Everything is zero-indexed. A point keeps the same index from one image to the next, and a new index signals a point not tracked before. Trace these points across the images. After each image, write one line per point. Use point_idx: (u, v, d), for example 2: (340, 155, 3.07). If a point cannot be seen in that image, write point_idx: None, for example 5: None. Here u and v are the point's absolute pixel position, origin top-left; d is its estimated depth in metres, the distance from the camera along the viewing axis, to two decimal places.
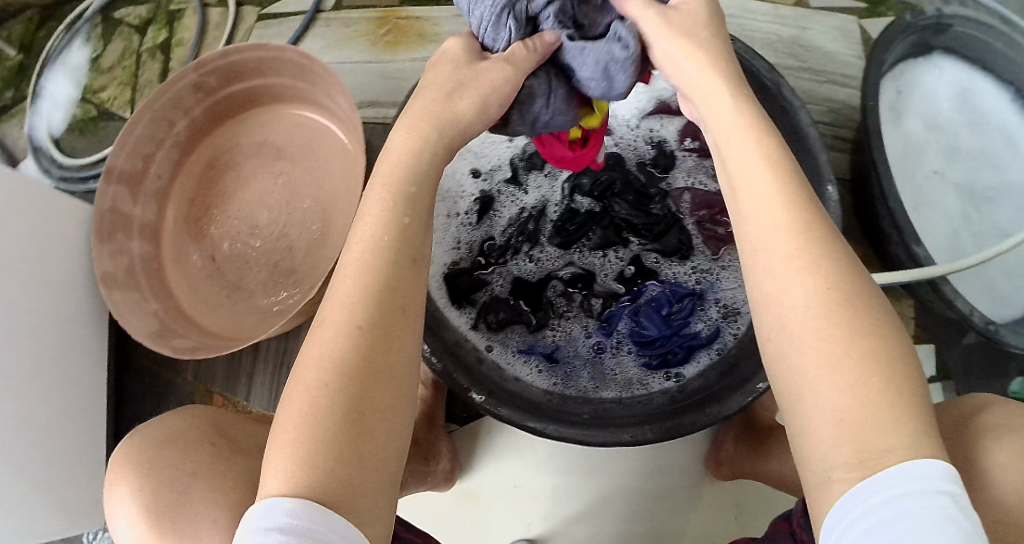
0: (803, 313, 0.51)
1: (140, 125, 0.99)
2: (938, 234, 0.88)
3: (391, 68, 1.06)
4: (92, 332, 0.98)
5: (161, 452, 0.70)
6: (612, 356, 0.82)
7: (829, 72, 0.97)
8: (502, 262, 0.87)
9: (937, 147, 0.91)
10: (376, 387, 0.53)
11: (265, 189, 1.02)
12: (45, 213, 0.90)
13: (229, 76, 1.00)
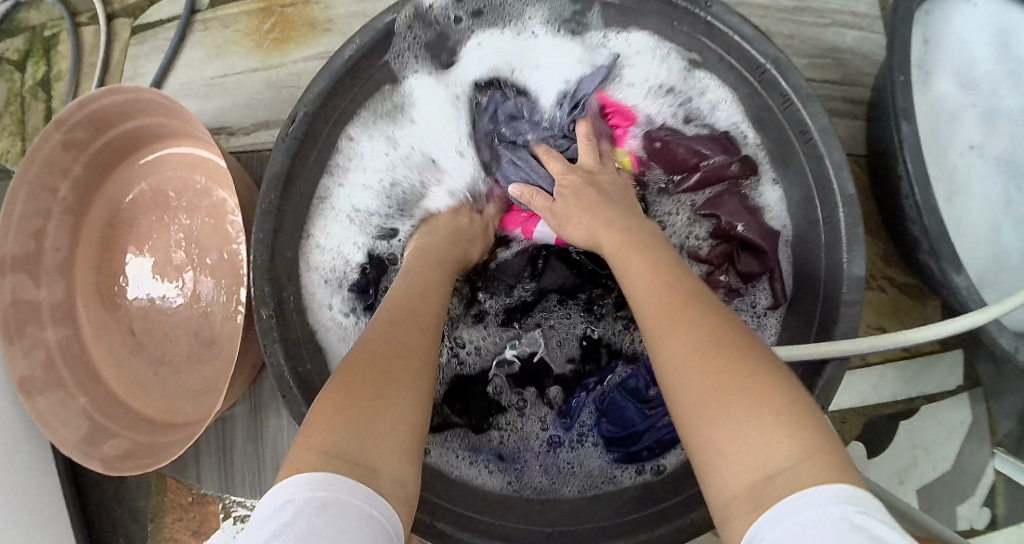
0: (707, 376, 0.47)
1: (20, 203, 0.83)
2: (977, 230, 0.67)
3: (279, 74, 0.86)
4: (27, 437, 0.89)
5: None
6: (570, 449, 0.68)
7: (832, 9, 0.71)
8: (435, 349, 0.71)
9: (975, 113, 0.68)
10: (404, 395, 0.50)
11: (168, 243, 0.88)
12: None
13: (98, 124, 0.84)
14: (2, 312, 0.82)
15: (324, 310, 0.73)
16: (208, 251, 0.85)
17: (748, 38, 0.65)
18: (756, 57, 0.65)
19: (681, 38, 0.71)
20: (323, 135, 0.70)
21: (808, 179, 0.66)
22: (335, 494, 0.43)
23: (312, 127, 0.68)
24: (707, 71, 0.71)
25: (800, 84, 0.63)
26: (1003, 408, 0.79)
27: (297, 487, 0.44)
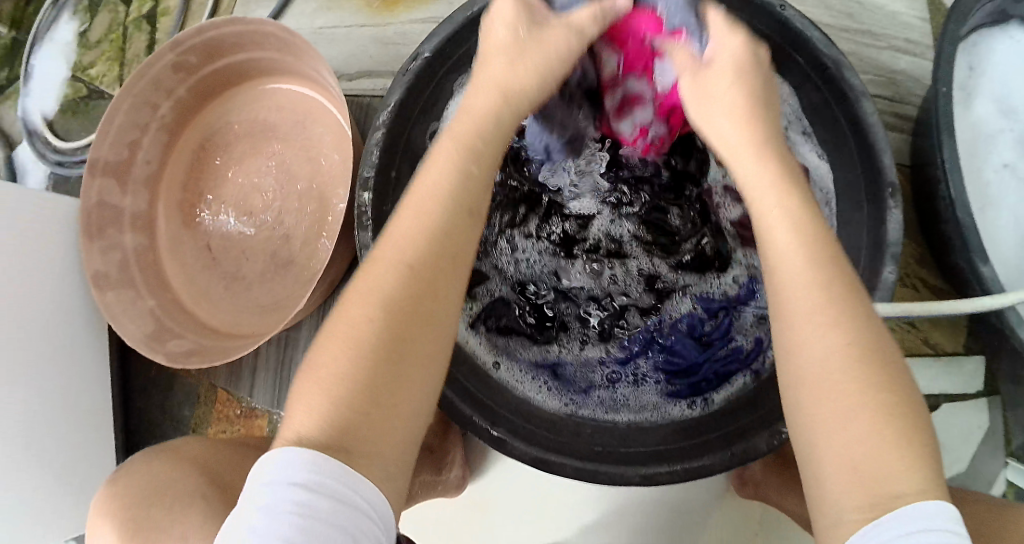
0: (825, 360, 0.46)
1: (122, 113, 0.89)
2: (1005, 239, 0.76)
3: (387, 31, 0.94)
4: (89, 333, 0.93)
5: (147, 502, 0.60)
6: (629, 383, 0.75)
7: (890, 37, 0.82)
8: (506, 260, 0.79)
9: (1010, 136, 0.78)
10: (395, 378, 0.49)
11: (257, 170, 0.95)
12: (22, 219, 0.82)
13: (212, 53, 0.90)
14: (87, 210, 0.88)
15: None
16: (298, 179, 0.92)
17: (815, 39, 0.69)
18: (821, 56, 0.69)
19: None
20: (437, 76, 0.77)
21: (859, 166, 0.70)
22: (331, 482, 0.46)
23: (426, 67, 0.75)
24: None
25: (859, 87, 0.68)
26: (1019, 420, 0.85)
27: (286, 469, 0.47)
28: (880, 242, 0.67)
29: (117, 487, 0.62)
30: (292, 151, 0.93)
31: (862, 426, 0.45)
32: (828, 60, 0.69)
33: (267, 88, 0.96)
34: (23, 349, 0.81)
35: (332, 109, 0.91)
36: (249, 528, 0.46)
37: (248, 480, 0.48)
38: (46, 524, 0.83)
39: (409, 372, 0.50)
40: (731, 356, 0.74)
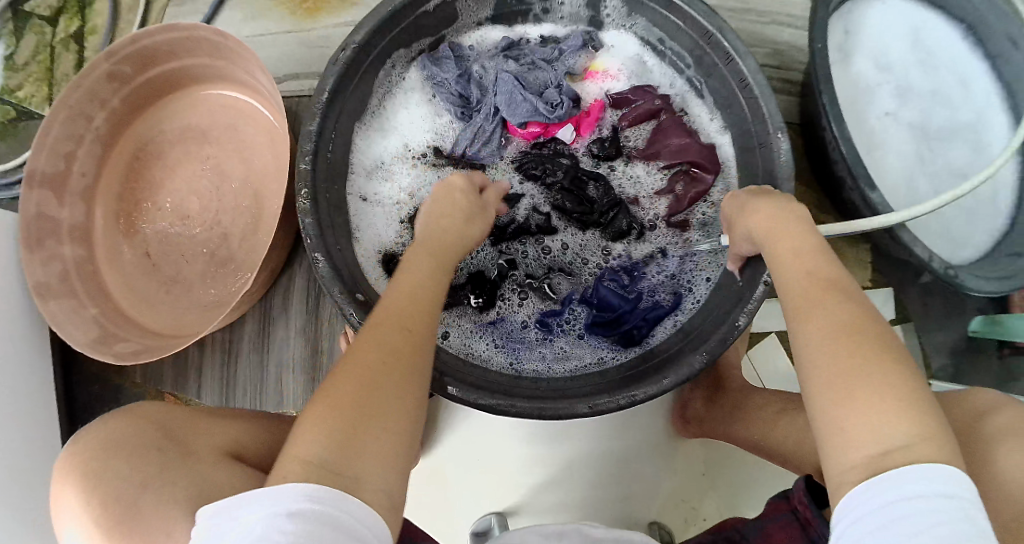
0: (830, 341, 0.53)
1: (57, 125, 0.89)
2: (893, 176, 0.86)
3: (312, 35, 1.00)
4: (27, 346, 0.92)
5: (108, 463, 0.60)
6: (564, 338, 0.80)
7: (772, 13, 0.91)
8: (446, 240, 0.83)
9: (888, 88, 0.88)
10: (383, 410, 0.55)
11: (192, 176, 0.97)
12: None
13: (145, 61, 0.92)
14: (26, 220, 0.87)
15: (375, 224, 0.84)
16: (234, 179, 0.95)
17: (699, 13, 0.76)
18: (705, 25, 0.76)
19: (646, 11, 0.83)
20: (363, 78, 0.81)
21: (746, 117, 0.77)
22: (327, 508, 0.50)
23: (353, 60, 0.78)
24: (668, 38, 0.84)
25: (737, 46, 0.75)
26: (934, 342, 0.94)
27: (278, 503, 0.50)
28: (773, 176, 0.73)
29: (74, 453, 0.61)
30: (227, 153, 0.96)
31: (851, 393, 0.51)
32: (710, 28, 0.76)
33: (203, 94, 0.99)
34: None
35: (263, 110, 0.95)
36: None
37: (236, 524, 0.50)
38: None
39: (393, 405, 0.55)
40: (653, 307, 0.80)
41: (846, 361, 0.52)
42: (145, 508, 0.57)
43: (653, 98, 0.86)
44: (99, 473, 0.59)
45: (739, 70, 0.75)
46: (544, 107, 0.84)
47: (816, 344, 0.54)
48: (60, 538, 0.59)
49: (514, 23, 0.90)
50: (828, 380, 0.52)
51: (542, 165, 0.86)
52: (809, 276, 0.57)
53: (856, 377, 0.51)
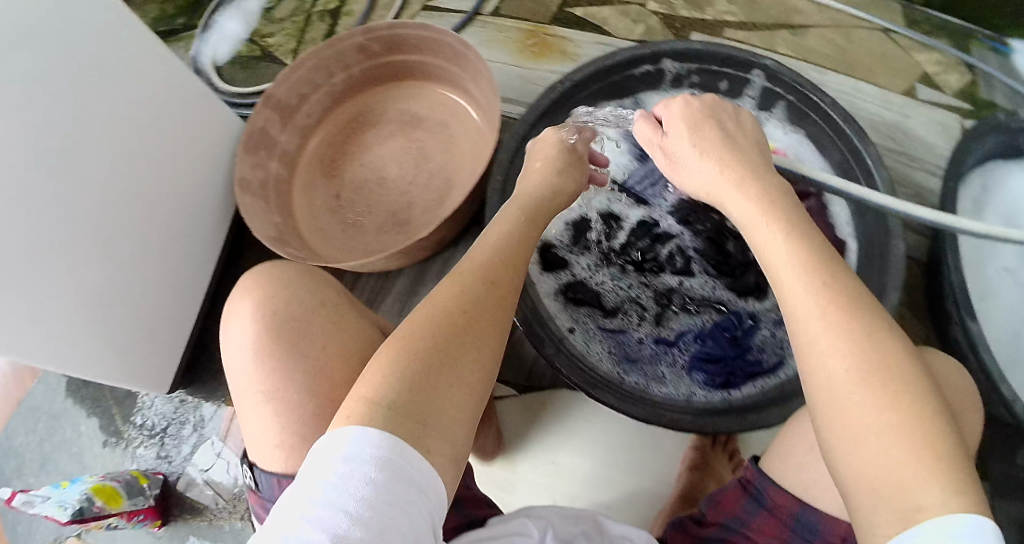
0: (850, 389, 0.51)
1: (304, 69, 1.07)
2: (1003, 327, 0.94)
3: (533, 74, 1.16)
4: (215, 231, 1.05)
5: (291, 304, 0.73)
6: (669, 365, 0.86)
7: (924, 161, 1.08)
8: (588, 249, 0.92)
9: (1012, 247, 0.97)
10: (458, 358, 0.57)
11: (398, 150, 1.12)
12: (201, 118, 0.97)
13: (395, 47, 1.10)
14: (251, 131, 1.04)
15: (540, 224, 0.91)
16: (433, 163, 1.10)
17: (852, 131, 0.90)
18: (853, 141, 0.90)
19: (810, 122, 0.95)
20: (576, 101, 0.93)
21: (876, 225, 0.89)
22: (404, 464, 0.51)
23: (567, 92, 0.92)
24: (812, 146, 0.97)
25: (876, 159, 0.87)
26: None
27: (357, 444, 0.51)
28: (882, 286, 0.84)
29: (268, 293, 0.73)
30: (433, 139, 1.12)
31: (882, 442, 0.49)
32: (858, 145, 0.89)
33: (428, 88, 1.15)
34: (166, 216, 0.93)
35: (475, 115, 1.10)
36: (308, 511, 0.48)
37: (313, 461, 0.51)
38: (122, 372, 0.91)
39: (467, 357, 0.57)
40: (756, 362, 0.85)
41: (880, 409, 0.50)
42: (305, 354, 0.71)
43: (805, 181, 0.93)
44: (286, 315, 0.72)
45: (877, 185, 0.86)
46: None
47: (847, 390, 0.51)
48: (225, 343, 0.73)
49: (710, 93, 1.00)
50: (859, 427, 0.50)
51: (693, 211, 0.91)
52: (826, 302, 0.54)
53: (888, 426, 0.49)
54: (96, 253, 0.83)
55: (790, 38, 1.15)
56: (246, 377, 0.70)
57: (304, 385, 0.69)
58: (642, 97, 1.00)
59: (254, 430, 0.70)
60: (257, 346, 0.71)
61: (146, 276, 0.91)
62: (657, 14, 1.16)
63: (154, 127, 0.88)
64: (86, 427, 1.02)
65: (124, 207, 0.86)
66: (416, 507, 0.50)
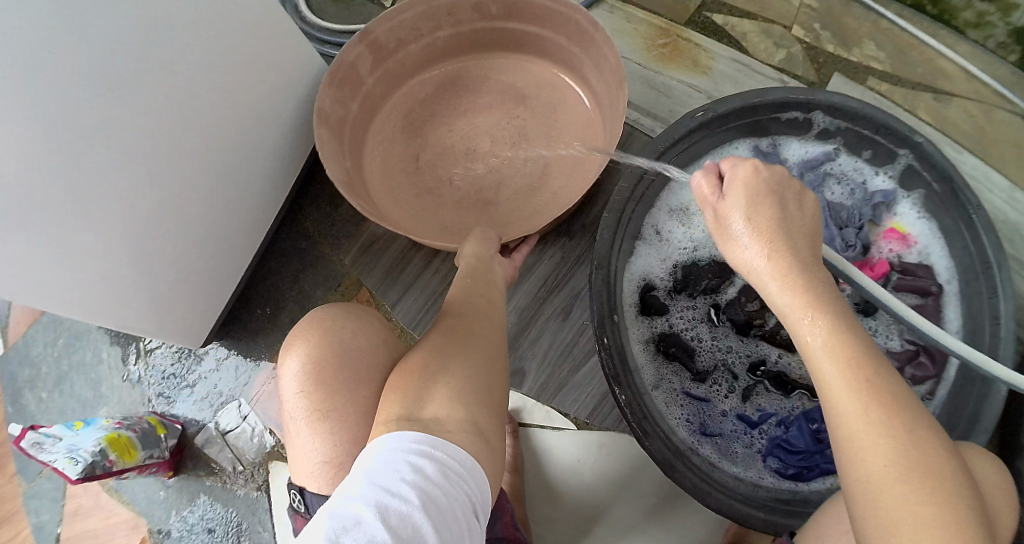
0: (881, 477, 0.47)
1: (407, 18, 0.96)
2: None
3: (656, 78, 1.07)
4: (278, 175, 0.97)
5: (338, 363, 0.68)
6: (743, 445, 0.80)
7: None
8: (692, 298, 0.82)
9: None
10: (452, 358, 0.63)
11: (493, 124, 1.02)
12: (279, 55, 0.88)
13: (513, 11, 0.98)
14: (339, 63, 0.93)
15: (645, 264, 0.82)
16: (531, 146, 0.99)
17: (988, 242, 0.81)
18: (989, 253, 0.81)
19: (947, 214, 0.86)
20: (710, 132, 0.84)
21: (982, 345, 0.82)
22: (445, 455, 0.56)
23: (709, 121, 0.82)
24: (942, 240, 0.88)
25: (1006, 284, 0.80)
26: None
27: (397, 441, 0.56)
28: (976, 417, 0.80)
29: (321, 316, 0.71)
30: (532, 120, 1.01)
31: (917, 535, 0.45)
32: (991, 259, 0.81)
33: (538, 63, 1.04)
34: (220, 155, 0.85)
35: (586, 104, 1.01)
36: (354, 495, 0.51)
37: (354, 467, 0.55)
38: (148, 308, 0.86)
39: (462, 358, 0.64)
40: None
41: (910, 497, 0.46)
42: (359, 385, 0.68)
43: (929, 282, 0.87)
44: (337, 344, 0.69)
45: (999, 309, 0.80)
46: (849, 240, 0.86)
47: (877, 475, 0.47)
48: (280, 386, 0.70)
49: (851, 153, 0.91)
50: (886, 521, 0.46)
51: None
52: (866, 395, 0.49)
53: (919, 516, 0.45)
54: (159, 206, 0.80)
55: (931, 103, 1.06)
56: (295, 402, 0.68)
57: (356, 419, 0.66)
58: (780, 140, 0.91)
59: (301, 455, 0.67)
60: (300, 400, 0.68)
61: (202, 232, 0.88)
62: (801, 42, 1.07)
63: (239, 79, 0.83)
64: (108, 355, 1.06)
65: (195, 163, 0.82)
66: (458, 492, 0.54)
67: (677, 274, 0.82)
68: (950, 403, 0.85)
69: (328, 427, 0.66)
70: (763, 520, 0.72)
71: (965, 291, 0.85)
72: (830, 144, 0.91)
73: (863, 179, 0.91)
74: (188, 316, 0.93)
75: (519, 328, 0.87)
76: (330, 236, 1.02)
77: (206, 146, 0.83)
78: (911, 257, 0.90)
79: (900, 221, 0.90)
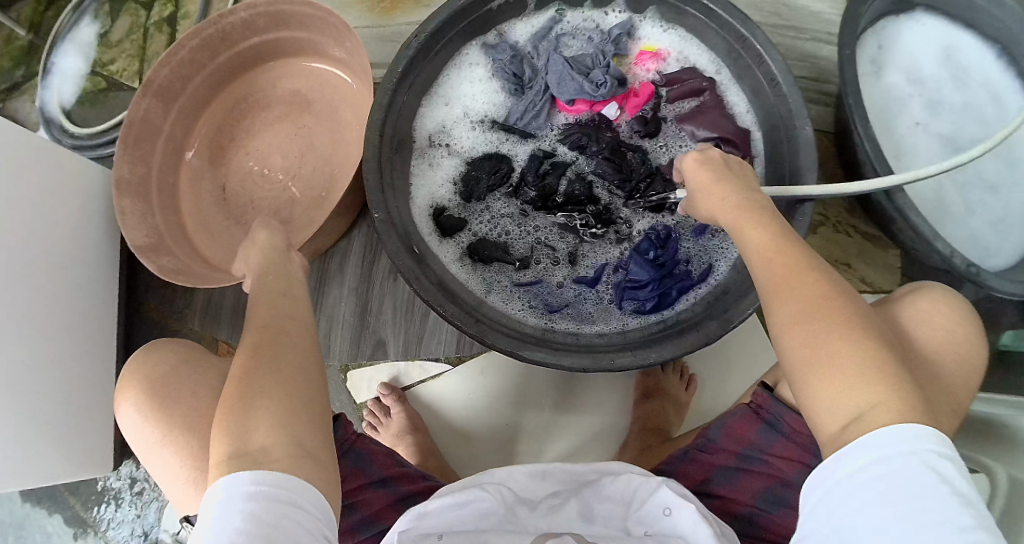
0: (801, 330, 0.58)
1: (169, 68, 0.97)
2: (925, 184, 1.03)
3: (388, 32, 1.06)
4: (98, 287, 0.99)
5: (166, 390, 0.73)
6: (594, 303, 0.82)
7: (813, 31, 1.07)
8: (484, 201, 0.84)
9: (918, 100, 1.07)
10: (270, 375, 0.61)
11: (282, 142, 1.03)
12: (46, 179, 0.88)
13: (284, 36, 1.01)
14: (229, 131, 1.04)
15: (428, 188, 0.85)
16: (317, 152, 1.00)
17: (735, 21, 0.82)
18: (741, 29, 0.82)
19: (686, 16, 0.87)
20: (434, 48, 0.82)
21: (774, 108, 0.83)
22: (271, 487, 0.55)
23: (426, 42, 0.80)
24: (694, 43, 0.89)
25: (764, 41, 0.80)
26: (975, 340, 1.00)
27: (231, 484, 0.55)
28: (796, 168, 0.79)
29: (134, 362, 0.75)
30: (323, 130, 1.02)
31: (837, 367, 0.56)
32: (745, 33, 0.82)
33: (308, 66, 1.04)
34: (35, 293, 0.86)
35: (351, 82, 1.01)
36: None
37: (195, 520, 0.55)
38: (41, 456, 0.87)
39: (279, 368, 0.62)
40: (681, 276, 0.81)
41: (825, 341, 0.57)
42: (184, 400, 0.72)
43: (697, 79, 0.88)
44: (155, 375, 0.74)
45: (771, 70, 0.81)
46: (605, 74, 0.85)
47: (794, 327, 0.58)
48: (127, 438, 0.74)
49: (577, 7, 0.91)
50: (797, 356, 0.58)
51: (575, 132, 0.85)
52: (781, 268, 0.61)
53: (821, 345, 0.56)
54: (48, 349, 0.88)
55: None
56: (145, 446, 0.73)
57: (188, 430, 0.71)
58: (504, 28, 0.90)
59: (173, 484, 0.72)
60: (149, 433, 0.73)
61: (88, 358, 0.95)
62: None
63: (49, 214, 0.89)
64: (52, 526, 1.08)
65: (59, 299, 0.90)
66: (295, 522, 0.54)
67: (460, 187, 0.85)
68: (771, 172, 0.84)
69: (180, 439, 0.71)
70: (633, 357, 0.72)
71: (738, 67, 0.86)
72: (551, 10, 0.90)
73: (600, 21, 0.91)
74: (76, 451, 0.94)
75: (359, 309, 0.92)
76: (173, 314, 1.06)
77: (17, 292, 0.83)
78: (674, 68, 0.90)
79: (651, 42, 0.91)
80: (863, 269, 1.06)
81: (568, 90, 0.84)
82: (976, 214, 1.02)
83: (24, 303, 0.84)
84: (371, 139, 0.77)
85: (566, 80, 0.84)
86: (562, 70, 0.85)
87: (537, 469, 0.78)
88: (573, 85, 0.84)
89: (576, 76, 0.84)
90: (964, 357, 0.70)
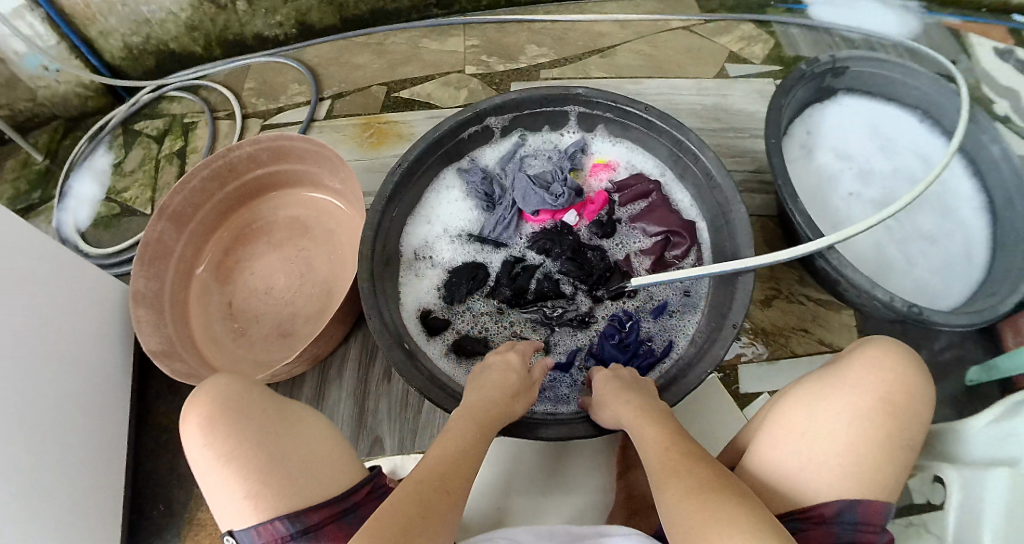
0: (685, 502, 0.66)
1: (182, 194, 1.10)
2: (866, 248, 1.15)
3: (376, 163, 1.22)
4: (101, 395, 1.08)
5: (243, 415, 0.72)
6: (570, 385, 0.92)
7: (749, 129, 1.23)
8: (465, 303, 0.95)
9: (850, 173, 1.21)
10: (427, 521, 0.65)
11: (285, 258, 1.15)
12: (52, 295, 0.99)
13: (284, 166, 1.14)
14: (238, 255, 1.16)
15: (415, 295, 0.96)
16: (316, 274, 1.12)
17: (673, 127, 0.96)
18: (678, 136, 0.96)
19: (631, 131, 1.02)
20: (416, 174, 0.96)
21: (713, 202, 0.96)
22: None
23: (408, 170, 0.94)
24: (642, 152, 1.04)
25: (697, 143, 0.94)
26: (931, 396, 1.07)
27: None
28: (737, 252, 0.90)
29: (217, 380, 0.75)
30: (320, 249, 1.14)
31: (720, 526, 0.62)
32: (681, 137, 0.96)
33: (309, 193, 1.18)
34: (39, 399, 0.95)
35: (341, 204, 1.15)
36: None
37: None
38: None
39: (435, 515, 0.66)
40: (645, 354, 0.92)
41: (700, 509, 0.64)
42: (256, 428, 0.72)
43: (645, 183, 1.01)
44: (232, 395, 0.73)
45: (706, 165, 0.94)
46: (563, 186, 0.99)
47: (677, 500, 0.66)
48: (185, 448, 0.72)
49: (536, 132, 1.06)
50: (683, 524, 0.64)
51: (541, 237, 0.98)
52: (669, 449, 0.72)
53: (704, 514, 0.64)
54: (55, 447, 0.97)
55: (601, 61, 1.28)
56: (200, 462, 0.71)
57: (257, 450, 0.71)
58: (474, 155, 1.04)
59: (219, 504, 0.70)
60: (212, 450, 0.71)
61: (89, 460, 1.03)
62: (477, 75, 1.28)
63: (57, 329, 0.99)
64: None
65: (64, 401, 0.99)
66: None
67: (444, 291, 0.96)
68: (715, 255, 0.96)
69: (240, 468, 0.70)
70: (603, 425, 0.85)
71: (680, 167, 1.00)
72: (514, 137, 1.05)
73: (557, 142, 1.06)
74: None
75: (356, 410, 1.02)
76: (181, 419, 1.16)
77: (25, 398, 0.93)
78: (625, 175, 1.04)
79: (602, 156, 1.06)
80: (823, 333, 1.11)
81: (532, 203, 0.98)
82: (919, 265, 1.13)
83: (30, 410, 0.93)
84: (363, 253, 0.89)
85: (530, 195, 0.98)
86: (526, 187, 0.99)
87: (541, 531, 0.77)
88: (535, 197, 0.98)
89: (538, 191, 0.97)
90: (903, 409, 0.71)
